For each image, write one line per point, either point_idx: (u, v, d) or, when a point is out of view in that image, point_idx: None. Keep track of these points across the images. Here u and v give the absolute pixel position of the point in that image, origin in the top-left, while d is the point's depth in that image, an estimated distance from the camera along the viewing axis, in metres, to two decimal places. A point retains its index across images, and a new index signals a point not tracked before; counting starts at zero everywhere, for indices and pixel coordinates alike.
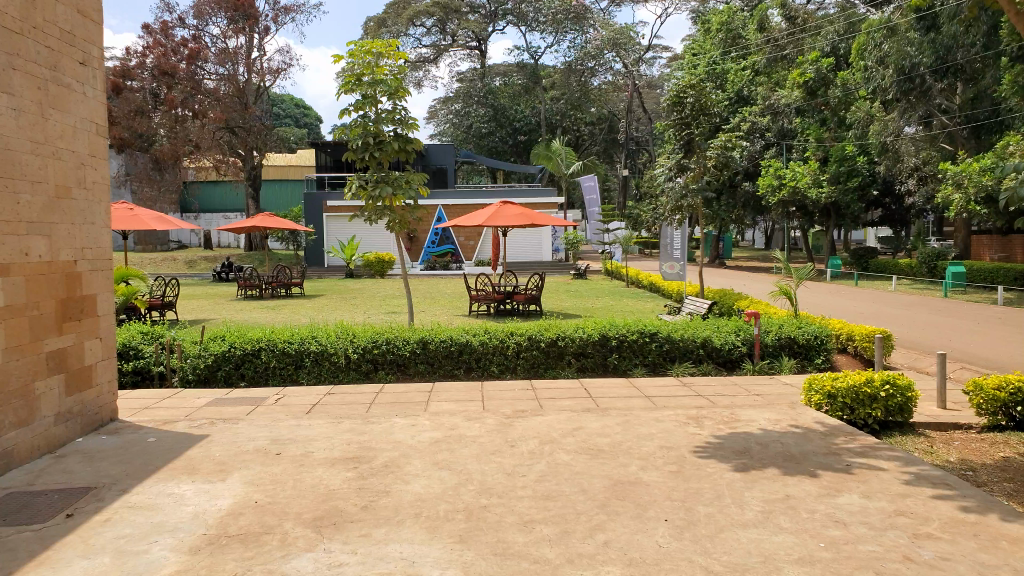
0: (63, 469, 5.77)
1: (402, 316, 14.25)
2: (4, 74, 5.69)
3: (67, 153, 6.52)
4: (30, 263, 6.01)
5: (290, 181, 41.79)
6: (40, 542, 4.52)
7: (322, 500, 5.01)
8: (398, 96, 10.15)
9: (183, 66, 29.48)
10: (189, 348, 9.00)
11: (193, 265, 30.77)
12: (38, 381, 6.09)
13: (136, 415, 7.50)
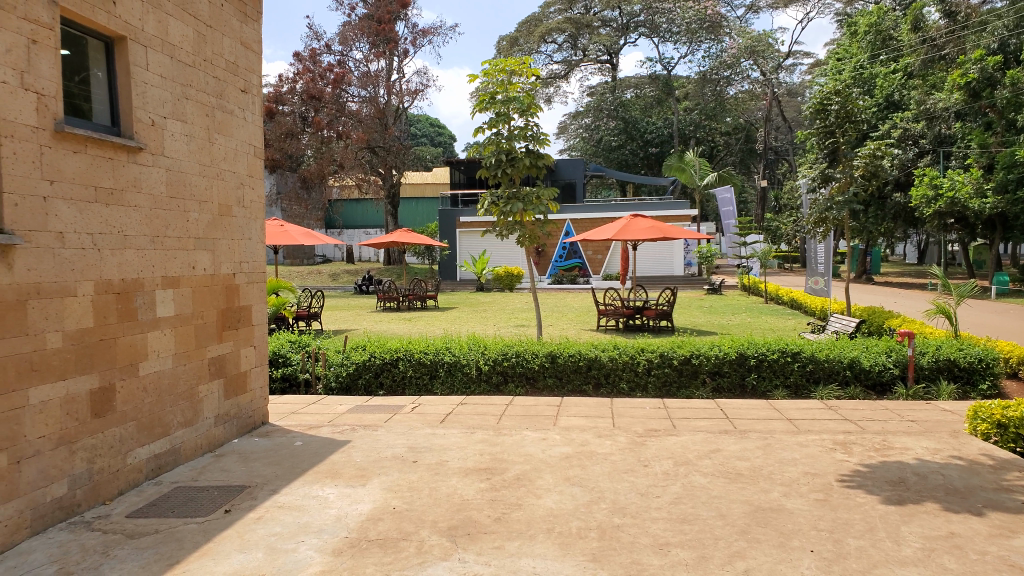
0: (222, 467, 6.21)
1: (533, 329, 14.38)
2: (179, 104, 6.25)
3: (230, 174, 7.06)
4: (196, 276, 6.54)
5: (427, 199, 43.47)
6: (203, 535, 4.88)
7: (457, 509, 5.09)
8: (530, 113, 10.30)
9: (329, 90, 31.45)
10: (332, 357, 9.49)
11: (337, 278, 32.55)
12: (202, 385, 6.60)
13: (286, 419, 7.99)
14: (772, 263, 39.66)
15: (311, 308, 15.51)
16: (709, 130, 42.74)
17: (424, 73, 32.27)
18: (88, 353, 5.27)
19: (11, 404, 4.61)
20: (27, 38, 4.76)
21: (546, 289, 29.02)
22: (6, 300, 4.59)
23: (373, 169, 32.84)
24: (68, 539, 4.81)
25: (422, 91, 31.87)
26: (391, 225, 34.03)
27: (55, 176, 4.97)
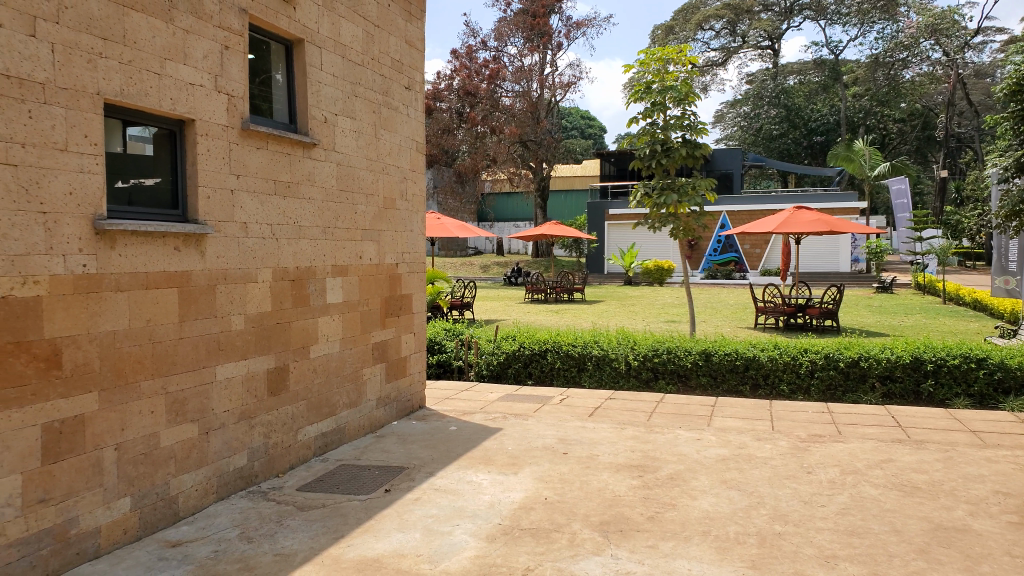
0: (383, 448, 6.54)
1: (686, 325, 14.07)
2: (349, 101, 6.64)
3: (394, 168, 7.40)
4: (362, 266, 6.98)
5: (576, 191, 43.65)
6: (366, 512, 5.14)
7: (609, 505, 5.05)
8: (687, 101, 10.01)
9: (484, 86, 32.04)
10: (484, 346, 9.84)
11: (487, 269, 33.33)
12: (365, 368, 7.07)
13: (442, 403, 8.31)
14: (950, 261, 36.24)
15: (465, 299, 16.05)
16: (879, 118, 39.73)
17: (576, 66, 32.21)
18: (265, 335, 5.85)
19: (201, 378, 5.28)
20: (221, 44, 5.38)
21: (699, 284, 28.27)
22: (198, 285, 5.25)
23: (524, 163, 33.24)
24: (248, 506, 5.33)
25: (574, 84, 31.83)
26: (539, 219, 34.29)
27: (241, 170, 5.56)
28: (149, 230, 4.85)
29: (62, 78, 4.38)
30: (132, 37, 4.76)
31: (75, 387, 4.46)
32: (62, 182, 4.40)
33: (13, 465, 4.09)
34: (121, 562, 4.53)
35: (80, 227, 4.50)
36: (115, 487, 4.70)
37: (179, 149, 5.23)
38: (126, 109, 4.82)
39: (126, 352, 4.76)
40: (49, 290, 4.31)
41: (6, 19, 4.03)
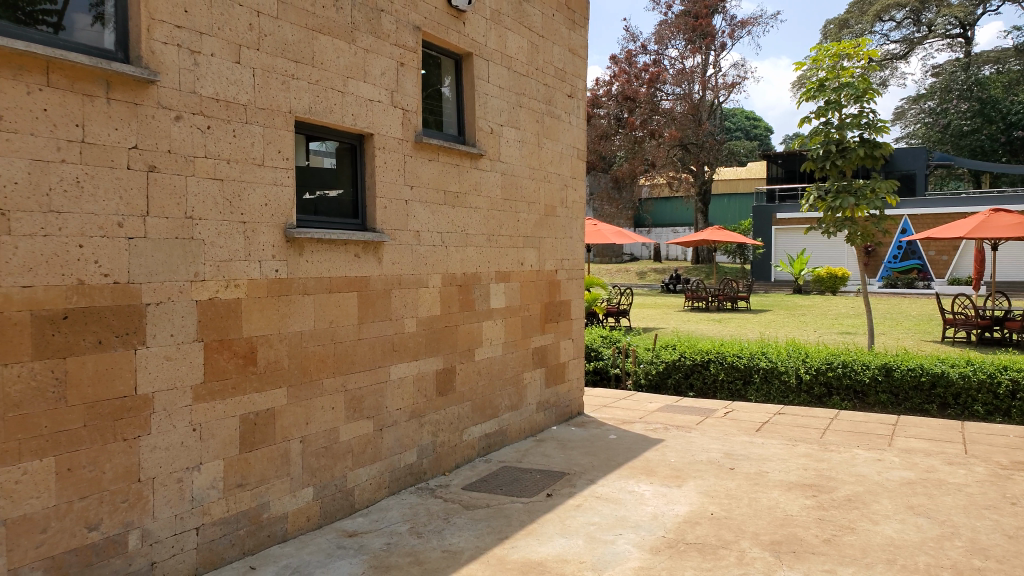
0: (543, 452, 6.63)
1: (863, 337, 13.20)
2: (513, 112, 6.83)
3: (555, 175, 7.50)
4: (524, 271, 7.12)
5: (740, 196, 42.23)
6: (528, 515, 5.24)
7: (780, 524, 4.82)
8: (866, 98, 9.38)
9: (644, 89, 31.55)
10: (642, 355, 10.02)
11: (644, 276, 33.03)
12: (526, 372, 7.19)
13: (600, 410, 8.32)
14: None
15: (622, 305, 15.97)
16: None
17: (740, 65, 31.06)
18: (435, 337, 6.11)
19: (376, 378, 5.60)
20: (397, 61, 5.69)
21: (878, 293, 26.51)
22: (375, 289, 5.59)
23: (684, 166, 32.48)
24: (416, 502, 5.58)
25: (738, 84, 30.64)
26: (699, 224, 33.25)
27: (414, 182, 5.85)
28: (332, 238, 5.22)
29: (260, 99, 4.84)
30: (319, 59, 5.16)
31: (268, 382, 4.92)
32: (259, 195, 4.86)
33: (217, 451, 4.62)
34: (305, 547, 4.91)
35: (274, 236, 4.95)
36: (299, 477, 5.09)
37: (360, 161, 5.58)
38: (311, 124, 5.22)
39: (312, 351, 5.17)
40: (247, 293, 4.79)
41: (216, 49, 4.56)
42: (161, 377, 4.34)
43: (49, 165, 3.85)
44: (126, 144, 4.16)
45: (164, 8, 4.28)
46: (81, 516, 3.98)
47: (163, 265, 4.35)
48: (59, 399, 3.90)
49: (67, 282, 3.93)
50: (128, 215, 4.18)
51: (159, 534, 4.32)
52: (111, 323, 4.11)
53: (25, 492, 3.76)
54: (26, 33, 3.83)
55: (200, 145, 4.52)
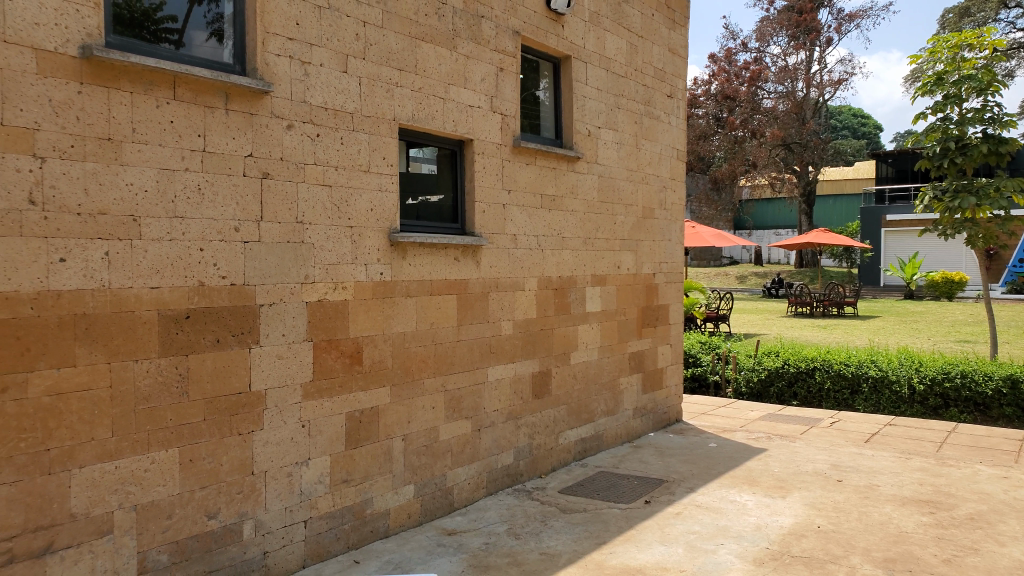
0: (641, 459, 6.57)
1: (984, 345, 12.49)
2: (612, 114, 6.81)
3: (654, 177, 7.43)
4: (621, 275, 7.08)
5: (847, 196, 40.51)
6: (627, 521, 5.21)
7: (894, 541, 4.59)
8: (991, 91, 8.83)
9: (744, 88, 30.73)
10: (742, 362, 9.91)
11: (744, 280, 32.15)
12: (623, 377, 7.15)
13: (698, 418, 8.19)
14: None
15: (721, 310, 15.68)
16: None
17: (848, 60, 29.74)
18: (532, 340, 6.15)
19: (475, 378, 5.69)
20: (496, 66, 5.77)
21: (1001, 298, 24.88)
22: (474, 292, 5.68)
23: (787, 166, 31.27)
24: (514, 503, 5.63)
25: (846, 79, 29.37)
26: (802, 225, 32.27)
27: (512, 186, 5.90)
28: (433, 242, 5.34)
29: (366, 107, 4.99)
30: (422, 66, 5.28)
31: (373, 381, 5.07)
32: (365, 201, 5.02)
33: (324, 447, 4.79)
34: (406, 544, 5.02)
35: (379, 240, 5.10)
36: (401, 475, 5.22)
37: (460, 166, 5.68)
38: (414, 131, 5.35)
39: (414, 351, 5.29)
40: (353, 295, 4.96)
41: (325, 59, 4.73)
42: (273, 375, 4.55)
43: (175, 173, 4.09)
44: (243, 152, 4.37)
45: (278, 22, 4.48)
46: (201, 504, 4.21)
47: (276, 268, 4.55)
48: (182, 394, 4.14)
49: (189, 283, 4.16)
50: (244, 220, 4.39)
51: (271, 525, 4.52)
52: (228, 322, 4.33)
53: (153, 479, 4.01)
54: (155, 49, 4.09)
55: (310, 153, 4.70)
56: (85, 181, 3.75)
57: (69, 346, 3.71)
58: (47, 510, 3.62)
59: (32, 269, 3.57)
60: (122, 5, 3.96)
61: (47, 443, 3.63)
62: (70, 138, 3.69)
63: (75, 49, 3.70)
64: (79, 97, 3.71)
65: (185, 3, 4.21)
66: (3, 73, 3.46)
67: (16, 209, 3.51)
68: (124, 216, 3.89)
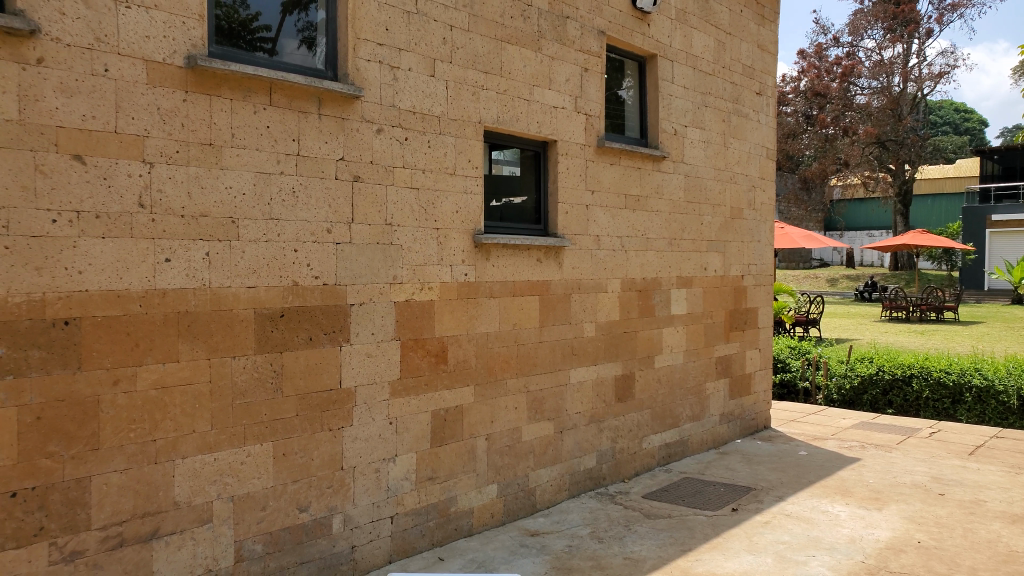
0: (727, 465, 6.45)
1: None
2: (699, 112, 6.72)
3: (742, 176, 7.28)
4: (707, 277, 6.95)
5: (948, 196, 38.59)
6: (713, 528, 5.11)
7: (1003, 560, 4.34)
8: None
9: (836, 85, 29.70)
10: (834, 368, 9.66)
11: (835, 283, 31.08)
12: (709, 382, 7.02)
13: (787, 425, 7.97)
14: None
15: (811, 313, 15.20)
16: None
17: (950, 52, 28.21)
18: (616, 342, 6.11)
19: (558, 380, 5.69)
20: (581, 67, 5.75)
21: None
22: (556, 293, 5.67)
23: (882, 166, 29.96)
24: (597, 507, 5.60)
25: (948, 73, 27.91)
26: (898, 226, 30.79)
27: (596, 187, 5.87)
28: (516, 244, 5.36)
29: (453, 110, 5.05)
30: (507, 68, 5.31)
31: (457, 380, 5.12)
32: (451, 203, 5.08)
33: (410, 445, 4.87)
34: (489, 543, 5.06)
35: (464, 241, 5.15)
36: (485, 474, 5.26)
37: (545, 167, 5.69)
38: (498, 133, 5.38)
39: (497, 352, 5.33)
40: (439, 296, 5.02)
41: (413, 63, 4.82)
42: (362, 373, 4.65)
43: (271, 176, 4.23)
44: (335, 156, 4.49)
45: (368, 28, 4.58)
46: (293, 497, 4.34)
47: (366, 269, 4.66)
48: (276, 390, 4.28)
49: (284, 283, 4.30)
50: (335, 222, 4.50)
51: (359, 520, 4.63)
52: (320, 321, 4.46)
53: (249, 472, 4.16)
54: (252, 57, 4.25)
55: (399, 156, 4.79)
56: (189, 185, 3.92)
57: (174, 342, 3.89)
58: (153, 497, 3.80)
59: (141, 269, 3.76)
60: (222, 16, 4.12)
61: (153, 434, 3.81)
62: (176, 144, 3.87)
63: (181, 59, 3.87)
64: (184, 105, 3.88)
65: (279, 12, 4.36)
66: (117, 83, 3.66)
67: (127, 212, 3.71)
68: (224, 219, 4.05)
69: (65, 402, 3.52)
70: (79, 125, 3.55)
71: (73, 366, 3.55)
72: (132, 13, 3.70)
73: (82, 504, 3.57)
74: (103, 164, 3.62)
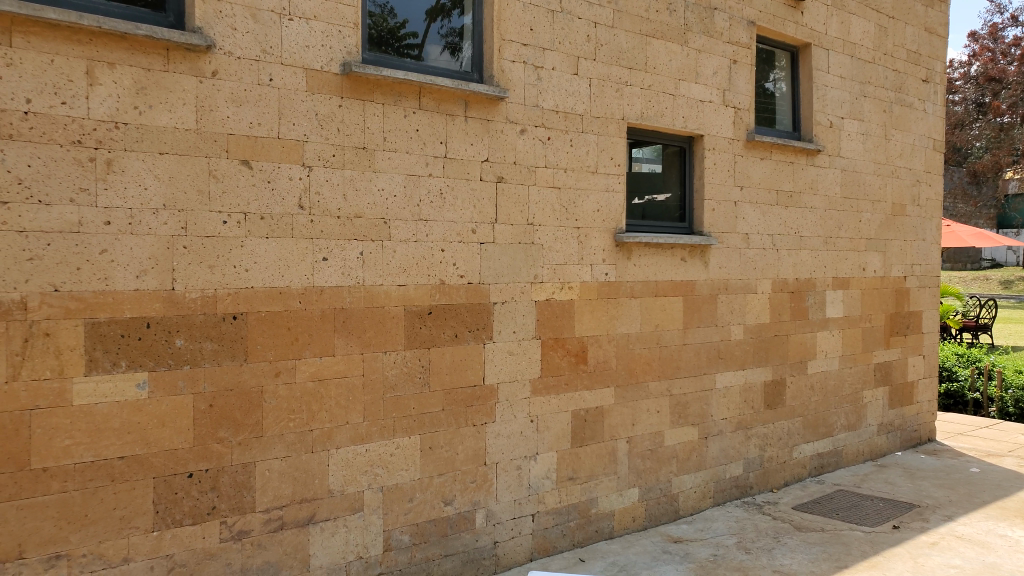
0: (887, 479, 6.07)
1: None
2: (857, 103, 6.35)
3: (906, 170, 6.80)
4: (866, 278, 6.54)
5: None
6: (871, 545, 4.80)
7: None
8: None
9: (1014, 68, 27.15)
10: (1011, 378, 8.95)
11: (1005, 285, 28.47)
12: (866, 390, 6.60)
13: (953, 439, 7.38)
14: None
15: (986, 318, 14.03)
16: None
17: None
18: (765, 346, 5.85)
19: (703, 384, 5.52)
20: (730, 59, 5.56)
21: None
22: (701, 294, 5.50)
23: None
24: (743, 516, 5.39)
25: None
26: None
27: (745, 182, 5.66)
28: (660, 242, 5.24)
29: (596, 108, 5.01)
30: (652, 63, 5.20)
31: (598, 381, 5.07)
32: (592, 201, 5.03)
33: (551, 444, 4.87)
34: (631, 546, 4.98)
35: (605, 240, 5.09)
36: (626, 476, 5.19)
37: (687, 164, 5.53)
38: (642, 129, 5.28)
39: (638, 353, 5.23)
40: (579, 295, 4.99)
41: (558, 62, 4.81)
42: (504, 370, 4.69)
43: (420, 178, 4.34)
44: (480, 157, 4.55)
45: (513, 29, 4.61)
46: (439, 490, 4.44)
47: (508, 268, 4.69)
48: (424, 385, 4.39)
49: (432, 281, 4.40)
50: (480, 222, 4.57)
51: (501, 516, 4.67)
52: (465, 319, 4.53)
53: (397, 463, 4.29)
54: (401, 63, 4.38)
55: (541, 156, 4.79)
56: (344, 188, 4.09)
57: (330, 337, 4.07)
58: (310, 484, 3.99)
59: (301, 267, 3.96)
60: (373, 25, 4.27)
61: (311, 424, 4.00)
62: (332, 148, 4.04)
63: (337, 67, 4.04)
64: (339, 110, 4.05)
65: (424, 19, 4.47)
66: (280, 92, 3.87)
67: (289, 214, 3.91)
68: (377, 220, 4.20)
69: (233, 391, 3.76)
70: (246, 132, 3.77)
71: (241, 358, 3.79)
72: (294, 24, 3.89)
73: (248, 487, 3.80)
74: (267, 168, 3.84)
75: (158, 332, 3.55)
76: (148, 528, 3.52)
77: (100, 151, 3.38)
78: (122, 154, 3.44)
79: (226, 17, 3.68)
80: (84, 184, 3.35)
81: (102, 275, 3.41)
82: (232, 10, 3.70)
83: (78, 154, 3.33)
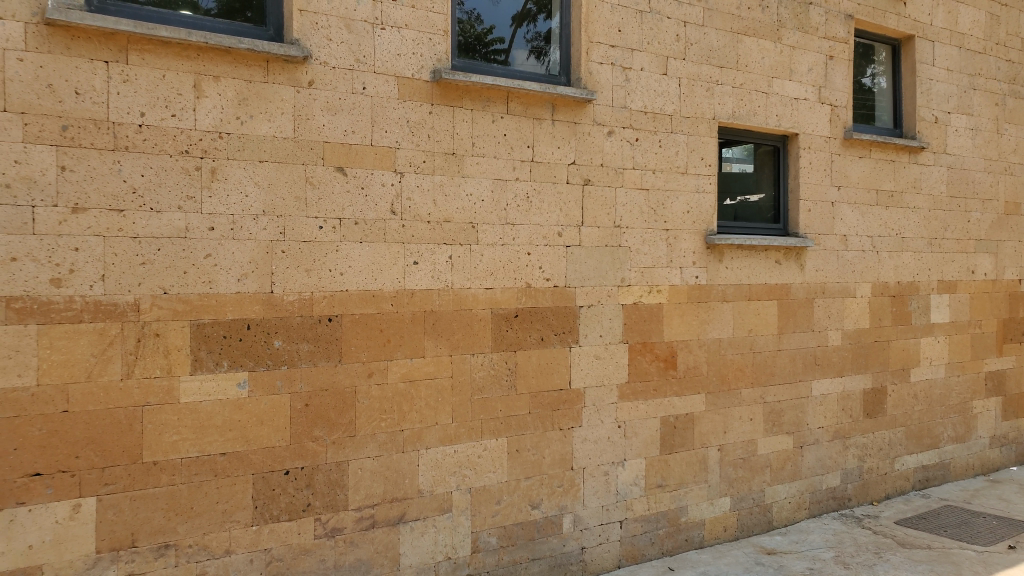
0: (1001, 496, 5.73)
1: None
2: (965, 96, 6.02)
3: (1020, 167, 6.40)
4: (975, 281, 6.18)
5: None
6: (984, 566, 4.53)
7: None
8: None
9: None
10: None
11: None
12: (976, 399, 6.24)
13: None
14: None
15: None
16: None
17: None
18: (864, 352, 5.61)
19: (798, 392, 5.33)
20: (826, 55, 5.37)
21: None
22: (797, 298, 5.32)
23: None
24: (841, 530, 5.17)
25: None
26: None
27: (843, 182, 5.45)
28: (752, 244, 5.10)
29: (686, 108, 4.92)
30: (744, 61, 5.07)
31: (688, 387, 4.97)
32: (681, 203, 4.94)
33: (639, 450, 4.80)
34: (722, 557, 4.84)
35: (696, 242, 4.99)
36: (717, 485, 5.06)
37: (779, 165, 5.38)
38: (733, 129, 5.16)
39: (730, 359, 5.10)
40: (668, 299, 4.91)
41: (646, 63, 4.75)
42: (591, 374, 4.66)
43: (508, 182, 4.36)
44: (567, 160, 4.54)
45: (601, 30, 4.58)
46: (526, 494, 4.44)
47: (595, 271, 4.66)
48: (511, 387, 4.40)
49: (519, 284, 4.42)
50: (567, 225, 4.55)
51: (589, 522, 4.63)
52: (551, 322, 4.53)
53: (485, 465, 4.32)
54: (488, 69, 4.42)
55: (629, 157, 4.74)
56: (434, 193, 4.15)
57: (420, 339, 4.13)
58: (400, 484, 4.06)
59: (393, 271, 4.04)
60: (461, 32, 4.33)
61: (401, 425, 4.07)
62: (423, 154, 4.11)
63: (428, 74, 4.11)
64: (429, 117, 4.12)
65: (510, 25, 4.50)
66: (373, 100, 3.96)
67: (381, 219, 3.99)
68: (466, 224, 4.24)
69: (328, 391, 3.87)
70: (341, 140, 3.88)
71: (335, 359, 3.89)
72: (386, 33, 3.98)
73: (341, 485, 3.90)
74: (361, 175, 3.93)
75: (258, 333, 3.69)
76: (248, 522, 3.66)
77: (205, 160, 3.54)
78: (225, 162, 3.59)
79: (322, 29, 3.80)
80: (191, 192, 3.51)
81: (207, 278, 3.56)
82: (328, 21, 3.81)
83: (186, 163, 3.50)
